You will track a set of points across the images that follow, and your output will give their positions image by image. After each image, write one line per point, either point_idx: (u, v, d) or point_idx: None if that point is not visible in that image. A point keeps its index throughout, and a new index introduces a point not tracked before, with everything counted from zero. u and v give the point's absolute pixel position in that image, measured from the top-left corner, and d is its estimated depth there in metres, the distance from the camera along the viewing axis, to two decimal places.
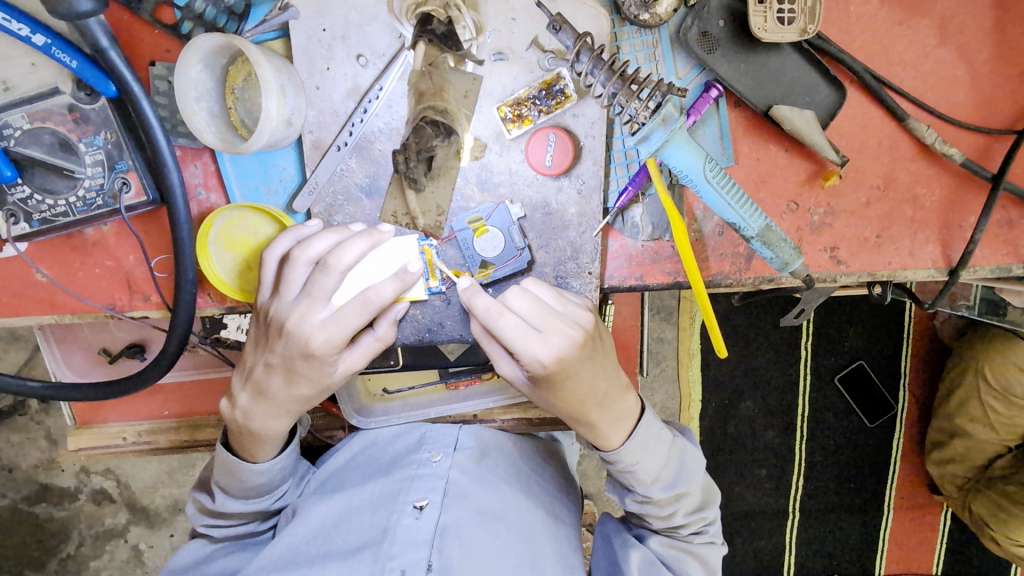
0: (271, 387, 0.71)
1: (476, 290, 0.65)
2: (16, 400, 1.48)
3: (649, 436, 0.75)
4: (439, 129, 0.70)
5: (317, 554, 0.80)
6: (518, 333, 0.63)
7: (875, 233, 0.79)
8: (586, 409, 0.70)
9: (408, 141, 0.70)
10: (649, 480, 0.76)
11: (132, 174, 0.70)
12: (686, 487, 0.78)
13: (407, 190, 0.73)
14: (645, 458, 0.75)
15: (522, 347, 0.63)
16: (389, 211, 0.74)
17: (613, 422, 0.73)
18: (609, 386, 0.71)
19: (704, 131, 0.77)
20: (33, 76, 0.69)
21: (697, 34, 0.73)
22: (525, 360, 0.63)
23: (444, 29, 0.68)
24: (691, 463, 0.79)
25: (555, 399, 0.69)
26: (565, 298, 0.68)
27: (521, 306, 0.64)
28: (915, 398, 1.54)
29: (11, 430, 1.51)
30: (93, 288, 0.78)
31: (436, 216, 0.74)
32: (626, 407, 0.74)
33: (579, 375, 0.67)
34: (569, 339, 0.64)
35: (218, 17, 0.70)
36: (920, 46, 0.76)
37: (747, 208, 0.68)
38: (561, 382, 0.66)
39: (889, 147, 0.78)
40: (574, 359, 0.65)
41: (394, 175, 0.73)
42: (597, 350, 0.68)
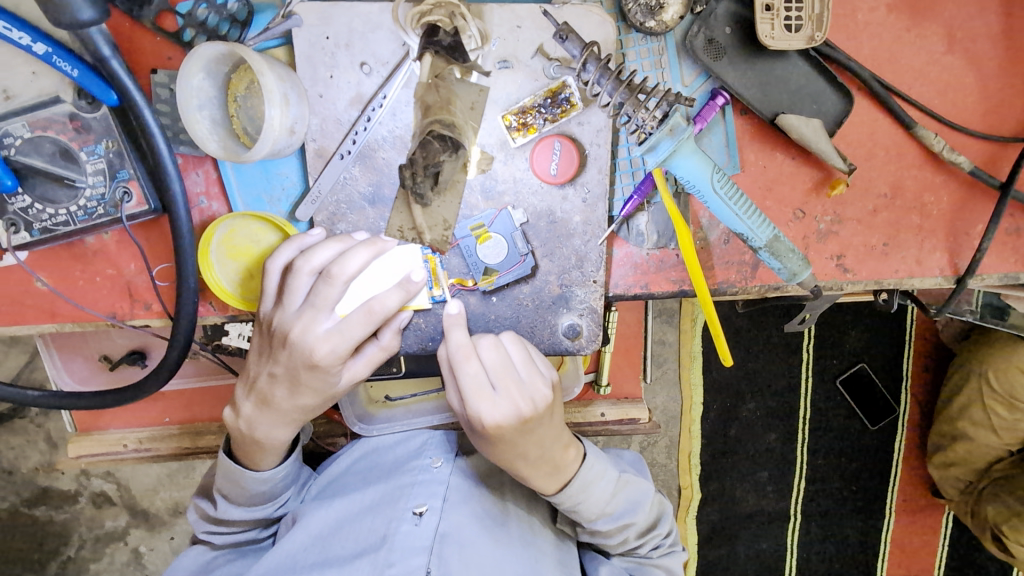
0: (275, 397, 0.71)
1: (456, 324, 0.70)
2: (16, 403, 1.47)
3: (590, 480, 0.76)
4: (447, 143, 0.67)
5: (315, 561, 0.79)
6: (474, 384, 0.66)
7: (882, 241, 0.79)
8: (515, 464, 0.71)
9: (415, 155, 0.67)
10: (594, 515, 0.77)
11: (133, 183, 0.69)
12: (631, 518, 0.79)
13: (414, 205, 0.71)
14: (587, 499, 0.75)
15: (472, 399, 0.66)
16: (395, 226, 0.72)
17: (546, 476, 0.73)
18: (546, 453, 0.72)
19: (710, 139, 0.76)
20: (34, 85, 0.68)
21: (703, 41, 0.72)
22: (470, 412, 0.67)
23: (450, 40, 0.66)
24: (637, 495, 0.81)
25: (487, 450, 0.71)
26: (535, 366, 0.69)
27: (488, 359, 0.68)
28: (918, 401, 1.54)
29: (11, 433, 1.50)
30: (94, 297, 0.77)
31: (443, 230, 0.72)
32: (564, 466, 0.74)
33: (518, 440, 0.68)
34: (515, 411, 0.66)
35: (221, 24, 0.70)
36: (927, 53, 0.76)
37: (754, 218, 0.67)
38: (497, 441, 0.68)
39: (896, 154, 0.77)
40: (513, 429, 0.67)
41: (401, 189, 0.72)
42: (543, 422, 0.70)
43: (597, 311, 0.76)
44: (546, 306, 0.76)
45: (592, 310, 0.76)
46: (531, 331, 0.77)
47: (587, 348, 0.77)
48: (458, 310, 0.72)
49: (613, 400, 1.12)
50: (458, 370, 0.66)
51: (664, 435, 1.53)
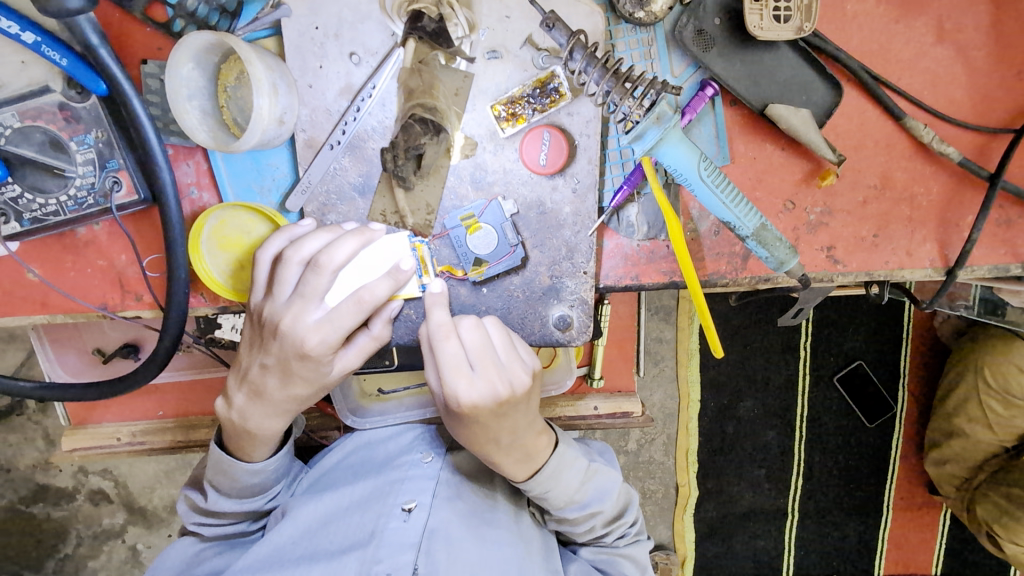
0: (266, 388, 0.71)
1: (438, 303, 0.68)
2: (13, 401, 1.47)
3: (561, 467, 0.77)
4: (428, 126, 0.70)
5: (303, 555, 0.80)
6: (452, 362, 0.66)
7: (872, 233, 0.79)
8: (487, 447, 0.72)
9: (397, 138, 0.71)
10: (562, 503, 0.79)
11: (123, 173, 0.69)
12: (599, 507, 0.81)
13: (396, 189, 0.73)
14: (556, 486, 0.77)
15: (449, 377, 0.66)
16: (378, 210, 0.74)
17: (516, 462, 0.74)
18: (518, 438, 0.72)
19: (700, 130, 0.76)
20: (24, 74, 0.67)
21: (692, 32, 0.73)
22: (446, 389, 0.66)
23: (435, 27, 0.68)
24: (605, 484, 0.82)
25: (459, 430, 0.71)
26: (514, 351, 0.69)
27: (468, 339, 0.67)
28: (915, 398, 1.54)
29: (8, 430, 1.50)
30: (85, 288, 0.77)
31: (426, 215, 0.74)
32: (534, 452, 0.75)
33: (492, 422, 0.69)
34: (492, 392, 0.67)
35: (211, 15, 0.70)
36: (917, 44, 0.76)
37: (742, 207, 0.67)
38: (470, 421, 0.68)
39: (886, 145, 0.78)
40: (488, 411, 0.67)
41: (383, 174, 0.73)
42: (518, 408, 0.70)
43: (587, 302, 0.76)
44: (536, 298, 0.76)
45: (583, 301, 0.76)
46: (521, 322, 0.77)
47: (577, 339, 0.77)
48: (441, 290, 0.71)
49: (606, 393, 1.12)
50: (437, 347, 0.66)
51: (661, 432, 1.53)
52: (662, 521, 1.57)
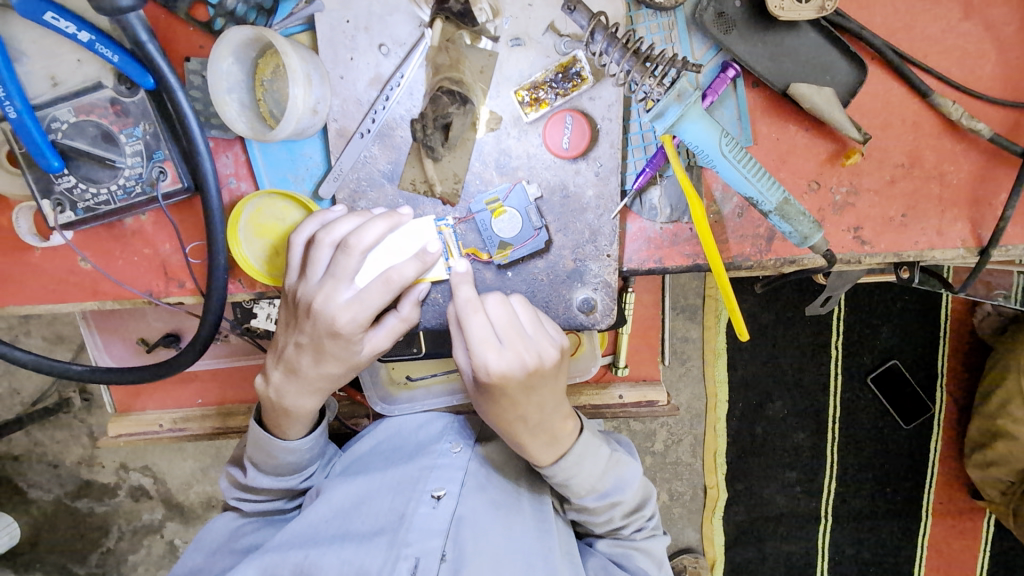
0: (301, 366, 0.74)
1: (464, 281, 0.70)
2: (61, 398, 1.55)
3: (585, 452, 0.77)
4: (455, 97, 0.74)
5: (335, 534, 0.82)
6: (480, 334, 0.68)
7: (901, 212, 0.78)
8: (514, 425, 0.73)
9: (425, 109, 0.74)
10: (583, 491, 0.79)
11: (168, 163, 0.74)
12: (619, 496, 0.81)
13: (425, 159, 0.75)
14: (578, 473, 0.77)
15: (478, 349, 0.67)
16: (408, 179, 0.76)
17: (542, 445, 0.75)
18: (545, 417, 0.73)
19: (722, 112, 0.77)
20: (79, 72, 0.72)
21: (713, 15, 0.73)
22: (475, 361, 0.68)
23: (461, 7, 0.71)
24: (627, 475, 0.82)
25: (488, 407, 0.72)
26: (541, 326, 0.71)
27: (495, 314, 0.69)
28: (953, 397, 1.50)
29: (56, 428, 1.58)
30: (132, 274, 0.82)
31: (453, 184, 0.76)
32: (561, 433, 0.76)
33: (521, 396, 0.70)
34: (520, 363, 0.68)
35: (248, 13, 0.74)
36: (943, 20, 0.75)
37: (764, 181, 0.67)
38: (500, 395, 0.69)
39: (913, 123, 0.77)
40: (517, 382, 0.68)
41: (415, 144, 0.75)
42: (546, 382, 0.71)
43: (612, 285, 0.77)
44: (560, 281, 0.78)
45: (606, 285, 0.78)
46: (546, 305, 0.78)
47: (601, 322, 0.78)
48: (465, 270, 0.72)
49: (631, 382, 1.13)
50: (467, 320, 0.68)
51: (687, 432, 1.52)
52: (689, 523, 1.56)
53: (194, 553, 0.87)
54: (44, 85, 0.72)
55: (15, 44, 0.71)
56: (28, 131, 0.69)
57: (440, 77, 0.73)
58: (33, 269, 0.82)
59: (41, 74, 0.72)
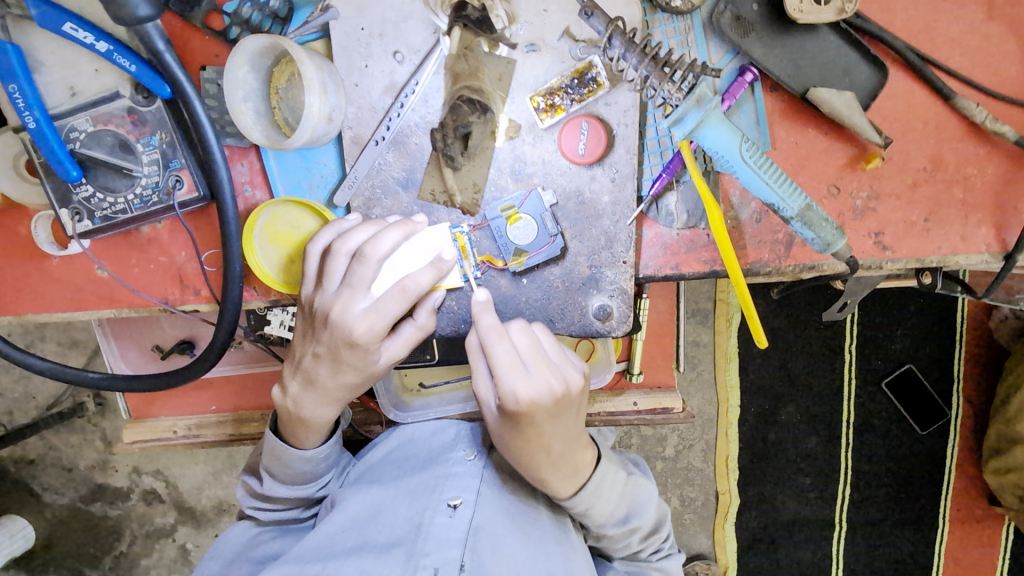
0: (318, 376, 0.74)
1: (486, 308, 0.70)
2: (75, 403, 1.55)
3: (604, 482, 0.77)
4: (475, 105, 0.72)
5: (353, 545, 0.81)
6: (507, 360, 0.66)
7: (923, 217, 0.77)
8: (538, 459, 0.71)
9: (443, 119, 0.73)
10: (603, 519, 0.78)
11: (184, 172, 0.74)
12: (639, 522, 0.81)
13: (445, 169, 0.75)
14: (598, 503, 0.77)
15: (506, 375, 0.66)
16: (428, 188, 0.76)
17: (565, 479, 0.74)
18: (568, 450, 0.72)
19: (740, 116, 0.76)
20: (97, 81, 0.72)
21: (731, 18, 0.73)
22: (503, 389, 0.66)
23: (478, 14, 0.71)
24: (644, 499, 0.82)
25: (513, 439, 0.70)
26: (564, 354, 0.71)
27: (520, 341, 0.69)
28: (971, 404, 1.47)
29: (70, 432, 1.59)
30: (148, 282, 0.82)
31: (473, 193, 0.76)
32: (582, 466, 0.75)
33: (547, 425, 0.68)
34: (548, 389, 0.67)
35: (264, 21, 0.74)
36: (965, 22, 0.74)
37: (785, 186, 0.66)
38: (527, 423, 0.68)
39: (935, 126, 0.75)
40: (546, 409, 0.67)
41: (433, 153, 0.75)
42: (570, 410, 0.70)
43: (627, 292, 0.77)
44: (576, 288, 0.77)
45: (623, 291, 0.77)
46: (561, 313, 0.78)
47: (617, 330, 0.78)
48: (485, 297, 0.71)
49: (645, 388, 1.11)
50: (493, 348, 0.66)
51: (700, 439, 1.50)
52: (702, 530, 1.54)
53: (211, 561, 0.87)
54: (62, 94, 0.72)
55: (34, 54, 0.71)
56: (47, 141, 0.69)
57: (456, 82, 0.73)
58: (50, 277, 0.83)
59: (59, 84, 0.72)
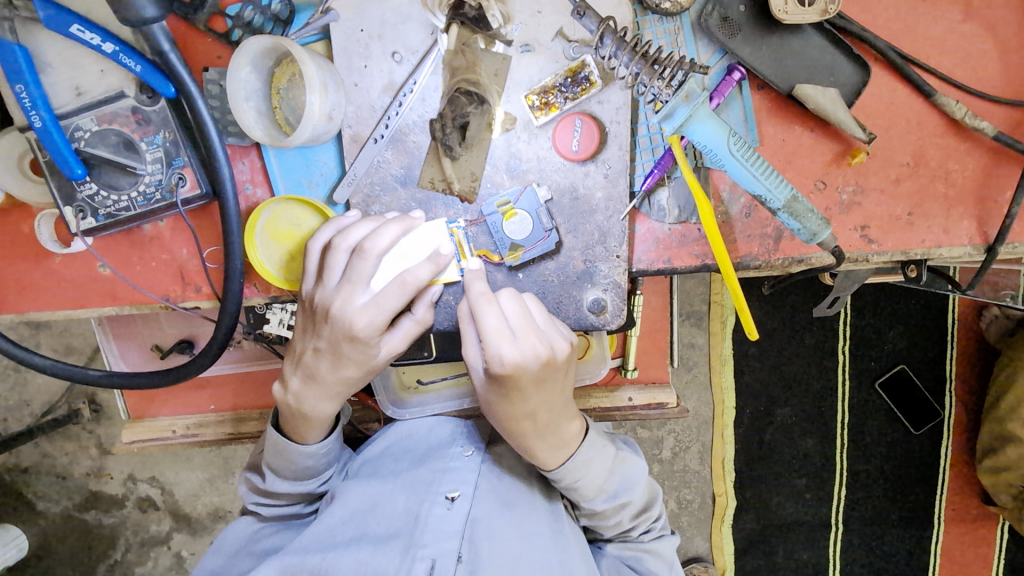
0: (319, 370, 0.75)
1: (476, 277, 0.71)
2: (71, 410, 1.54)
3: (592, 454, 0.78)
4: (473, 97, 0.76)
5: (352, 536, 0.82)
6: (495, 325, 0.67)
7: (908, 210, 0.79)
8: (523, 425, 0.73)
9: (443, 110, 0.76)
10: (591, 493, 0.79)
11: (187, 170, 0.75)
12: (628, 497, 0.81)
13: (444, 158, 0.77)
14: (586, 475, 0.78)
15: (492, 339, 0.67)
16: (427, 177, 0.78)
17: (552, 448, 0.76)
18: (553, 417, 0.74)
19: (729, 113, 0.78)
20: (103, 81, 0.74)
21: (718, 19, 0.75)
22: (489, 352, 0.67)
23: (476, 14, 0.73)
24: (634, 474, 0.83)
25: (500, 405, 0.71)
26: (554, 324, 0.72)
27: (508, 308, 0.69)
28: (963, 402, 1.50)
29: (65, 439, 1.59)
30: (150, 279, 0.83)
31: (471, 182, 0.77)
32: (568, 435, 0.76)
33: (532, 390, 0.69)
34: (535, 354, 0.67)
35: (265, 24, 0.76)
36: (944, 22, 0.77)
37: (773, 179, 0.68)
38: (512, 387, 0.69)
39: (917, 123, 0.78)
40: (531, 373, 0.68)
41: (432, 144, 0.77)
42: (557, 376, 0.71)
43: (621, 285, 0.78)
44: (570, 282, 0.79)
45: (616, 285, 0.79)
46: (556, 307, 0.79)
47: (611, 323, 0.79)
48: (477, 267, 0.75)
49: (641, 384, 1.13)
50: (481, 309, 0.68)
51: (695, 440, 1.52)
52: (699, 532, 1.55)
53: (213, 555, 0.87)
54: (68, 94, 0.74)
55: (40, 55, 0.73)
56: (53, 140, 0.71)
57: (454, 82, 0.76)
58: (53, 275, 0.84)
59: (65, 84, 0.74)
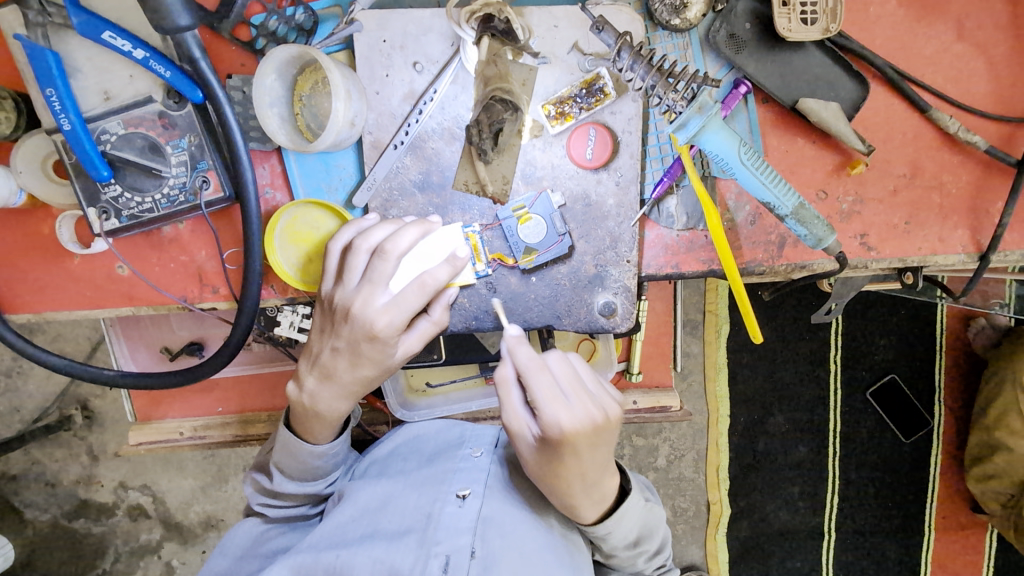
0: (336, 370, 0.76)
1: (520, 342, 0.71)
2: (63, 416, 1.53)
3: (625, 510, 0.77)
4: (508, 105, 0.77)
5: (363, 533, 0.83)
6: (547, 391, 0.68)
7: (904, 220, 0.83)
8: (572, 490, 0.71)
9: (478, 117, 0.78)
10: (617, 541, 0.78)
11: (211, 173, 0.77)
12: (649, 544, 0.81)
13: (477, 161, 0.79)
14: (616, 528, 0.77)
15: (548, 406, 0.67)
16: (461, 180, 0.80)
17: (593, 504, 0.74)
18: (600, 481, 0.72)
19: (735, 125, 0.81)
20: (131, 86, 0.76)
21: (725, 36, 0.79)
22: (545, 418, 0.67)
23: (505, 27, 0.73)
24: (655, 520, 0.82)
25: (554, 473, 0.70)
26: (603, 384, 0.71)
27: (558, 371, 0.69)
28: (952, 410, 1.53)
29: (55, 446, 1.58)
30: (168, 280, 0.84)
31: (503, 184, 0.80)
32: (610, 492, 0.75)
33: (586, 455, 0.68)
34: (589, 417, 0.67)
35: (289, 33, 0.79)
36: (938, 41, 0.81)
37: (780, 186, 0.71)
38: (567, 453, 0.68)
39: (913, 136, 0.82)
40: (587, 439, 0.67)
41: (465, 145, 0.79)
42: (608, 438, 0.70)
43: (631, 289, 0.81)
44: (582, 286, 0.81)
45: (626, 289, 0.81)
46: (568, 310, 0.82)
47: (621, 326, 0.82)
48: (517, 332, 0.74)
49: (644, 388, 1.15)
50: (530, 376, 0.68)
51: (690, 448, 1.56)
52: (693, 540, 1.58)
53: (219, 557, 0.88)
54: (96, 98, 0.76)
55: (71, 61, 0.75)
56: (81, 142, 0.73)
57: (473, 90, 0.78)
58: (70, 275, 0.85)
59: (94, 89, 0.76)
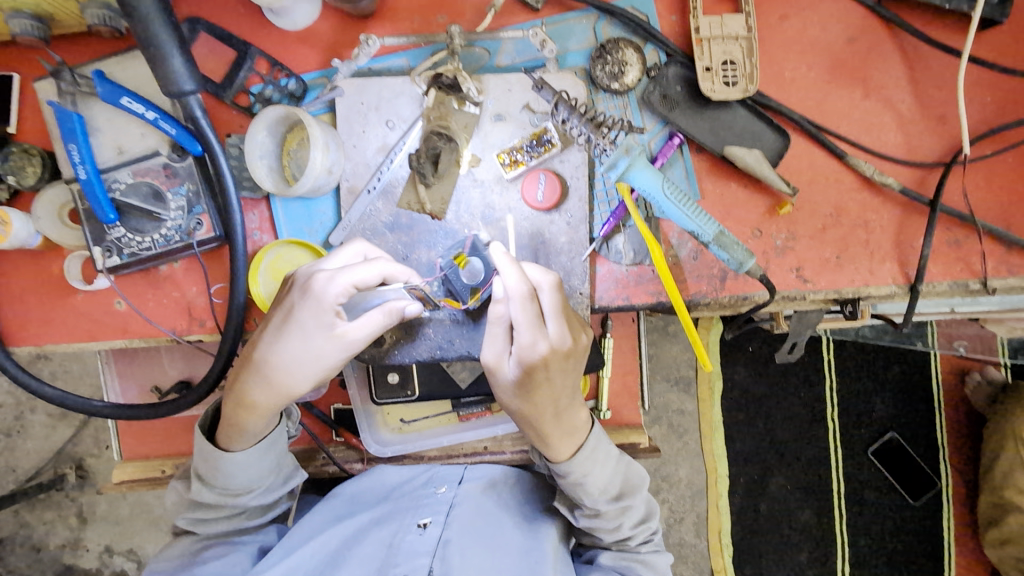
0: (265, 345, 0.78)
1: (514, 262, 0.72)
2: (57, 475, 1.56)
3: (596, 451, 0.83)
4: (444, 137, 0.89)
5: (326, 559, 0.91)
6: (534, 318, 0.71)
7: (835, 254, 0.90)
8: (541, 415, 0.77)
9: (420, 147, 0.89)
10: (596, 492, 0.83)
11: (205, 216, 0.87)
12: (629, 501, 0.86)
13: (419, 185, 0.89)
14: (593, 471, 0.82)
15: (532, 332, 0.71)
16: (404, 201, 0.89)
17: (564, 436, 0.80)
18: (566, 405, 0.78)
19: (672, 172, 0.91)
20: (142, 142, 0.88)
21: (659, 96, 0.90)
22: (526, 343, 0.71)
23: (451, 80, 0.88)
24: (634, 478, 0.88)
25: (525, 399, 0.75)
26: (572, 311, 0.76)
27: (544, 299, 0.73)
28: (959, 471, 1.51)
29: (45, 508, 1.60)
30: (161, 314, 0.92)
31: (442, 204, 0.89)
32: (578, 425, 0.81)
33: (556, 377, 0.74)
34: (562, 343, 0.73)
35: (282, 100, 0.91)
36: (848, 99, 0.92)
37: (701, 217, 0.79)
38: (541, 377, 0.73)
39: (835, 180, 0.91)
40: (559, 362, 0.73)
41: (409, 175, 0.89)
42: (577, 361, 0.76)
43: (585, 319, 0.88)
44: None
45: None
46: None
47: None
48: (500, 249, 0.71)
49: (615, 426, 1.18)
50: (518, 302, 0.69)
51: (689, 510, 1.56)
52: None
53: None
54: (111, 153, 0.88)
55: (92, 122, 0.88)
56: (93, 189, 0.83)
57: (418, 127, 0.89)
58: (74, 311, 0.93)
59: (109, 145, 0.88)
